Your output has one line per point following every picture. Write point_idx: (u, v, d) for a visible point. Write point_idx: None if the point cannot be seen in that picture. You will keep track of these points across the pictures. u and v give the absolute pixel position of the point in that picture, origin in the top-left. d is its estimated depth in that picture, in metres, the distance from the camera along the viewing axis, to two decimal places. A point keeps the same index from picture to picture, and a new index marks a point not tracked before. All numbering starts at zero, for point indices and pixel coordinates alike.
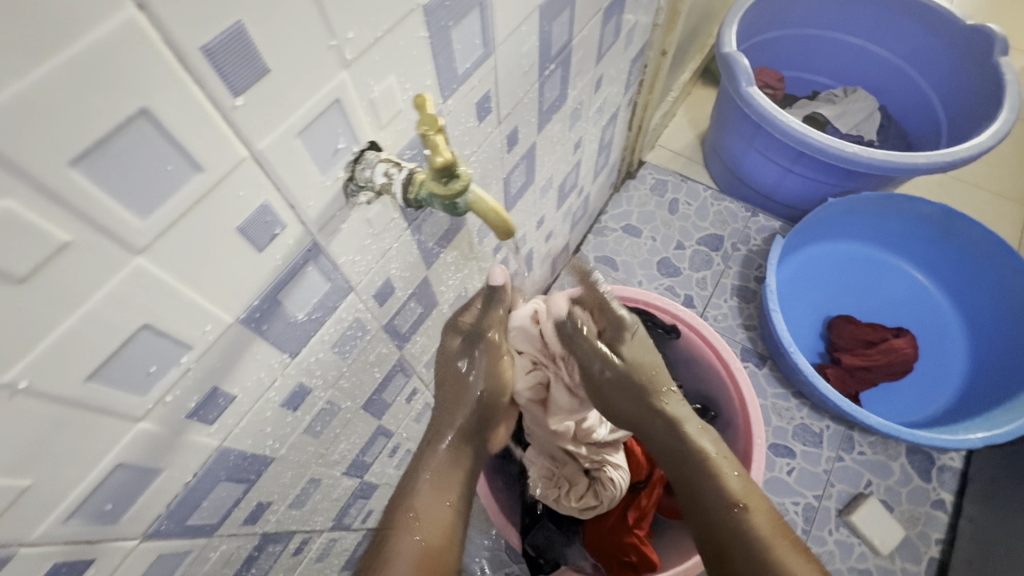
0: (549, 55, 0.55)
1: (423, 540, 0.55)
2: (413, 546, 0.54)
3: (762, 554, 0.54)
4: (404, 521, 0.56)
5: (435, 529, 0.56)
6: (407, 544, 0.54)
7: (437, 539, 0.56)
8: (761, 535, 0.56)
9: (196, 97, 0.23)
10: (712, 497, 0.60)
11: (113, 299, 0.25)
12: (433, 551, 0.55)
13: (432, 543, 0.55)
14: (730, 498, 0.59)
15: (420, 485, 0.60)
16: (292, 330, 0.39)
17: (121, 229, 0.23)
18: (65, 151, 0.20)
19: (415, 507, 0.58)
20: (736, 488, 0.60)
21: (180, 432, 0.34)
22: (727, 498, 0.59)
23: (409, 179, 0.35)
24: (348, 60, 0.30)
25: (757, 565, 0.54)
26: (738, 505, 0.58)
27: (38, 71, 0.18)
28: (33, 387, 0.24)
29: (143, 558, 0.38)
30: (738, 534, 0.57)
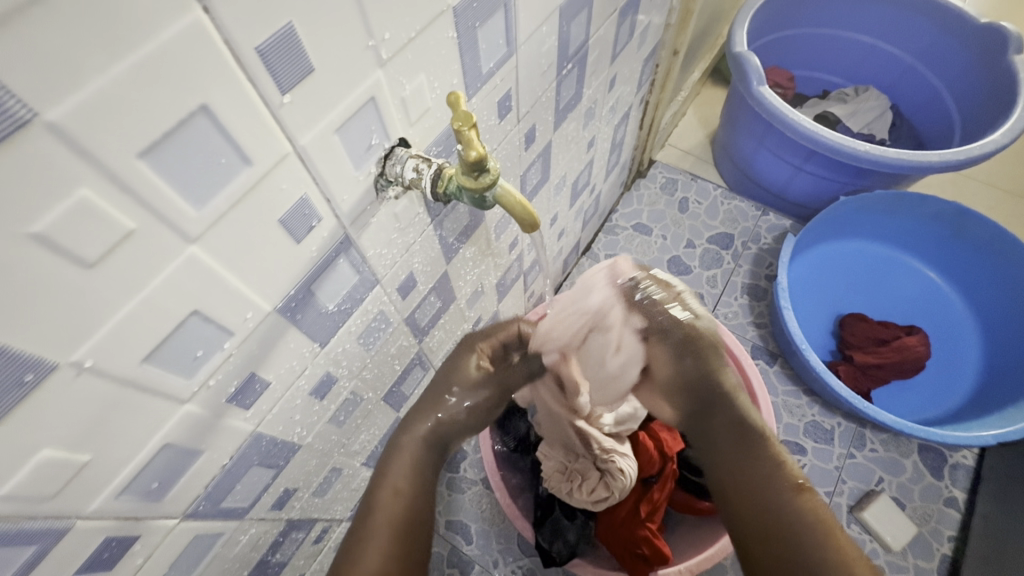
0: (566, 55, 0.56)
1: (402, 511, 0.50)
2: (391, 516, 0.49)
3: (828, 531, 0.50)
4: (380, 493, 0.50)
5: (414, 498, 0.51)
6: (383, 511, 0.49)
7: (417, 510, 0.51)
8: (824, 515, 0.52)
9: (249, 94, 0.25)
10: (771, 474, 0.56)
11: (169, 285, 0.27)
12: (411, 521, 0.49)
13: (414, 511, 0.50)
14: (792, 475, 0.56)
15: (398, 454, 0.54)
16: (323, 320, 0.40)
17: (179, 219, 0.25)
18: (135, 144, 0.22)
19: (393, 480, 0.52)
20: (794, 470, 0.57)
21: (220, 415, 0.35)
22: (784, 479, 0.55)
23: (438, 174, 0.37)
24: (383, 60, 0.32)
25: (823, 541, 0.50)
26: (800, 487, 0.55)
27: (116, 69, 0.20)
28: (97, 366, 0.26)
29: (182, 537, 0.39)
30: (799, 509, 0.53)
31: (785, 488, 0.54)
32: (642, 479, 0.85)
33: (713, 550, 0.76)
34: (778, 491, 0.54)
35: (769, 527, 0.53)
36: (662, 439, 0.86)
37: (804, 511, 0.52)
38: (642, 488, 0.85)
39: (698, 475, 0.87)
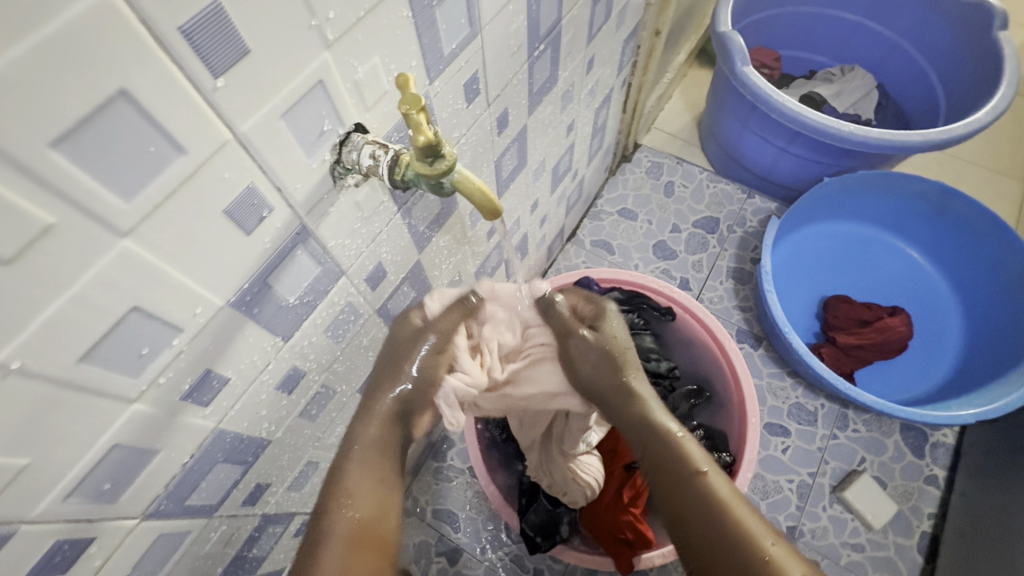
0: (537, 35, 0.55)
1: (360, 518, 0.51)
2: (344, 525, 0.50)
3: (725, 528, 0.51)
4: (331, 500, 0.51)
5: (368, 502, 0.52)
6: (337, 522, 0.50)
7: (370, 515, 0.51)
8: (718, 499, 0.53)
9: (175, 76, 0.24)
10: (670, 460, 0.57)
11: (99, 281, 0.25)
12: (368, 530, 0.51)
13: (365, 517, 0.51)
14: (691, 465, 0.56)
15: (353, 453, 0.54)
16: (284, 314, 0.39)
17: (105, 211, 0.24)
18: (44, 133, 0.20)
19: (349, 487, 0.52)
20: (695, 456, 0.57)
21: (175, 414, 0.35)
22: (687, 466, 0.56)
23: (395, 160, 0.35)
24: (330, 40, 0.30)
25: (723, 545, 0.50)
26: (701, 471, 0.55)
27: (13, 50, 0.18)
28: (25, 368, 0.24)
29: (144, 537, 0.39)
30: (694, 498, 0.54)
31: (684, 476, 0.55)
32: (626, 465, 0.85)
33: None
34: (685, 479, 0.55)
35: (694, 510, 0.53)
36: None
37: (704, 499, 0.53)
38: (625, 473, 0.85)
39: None
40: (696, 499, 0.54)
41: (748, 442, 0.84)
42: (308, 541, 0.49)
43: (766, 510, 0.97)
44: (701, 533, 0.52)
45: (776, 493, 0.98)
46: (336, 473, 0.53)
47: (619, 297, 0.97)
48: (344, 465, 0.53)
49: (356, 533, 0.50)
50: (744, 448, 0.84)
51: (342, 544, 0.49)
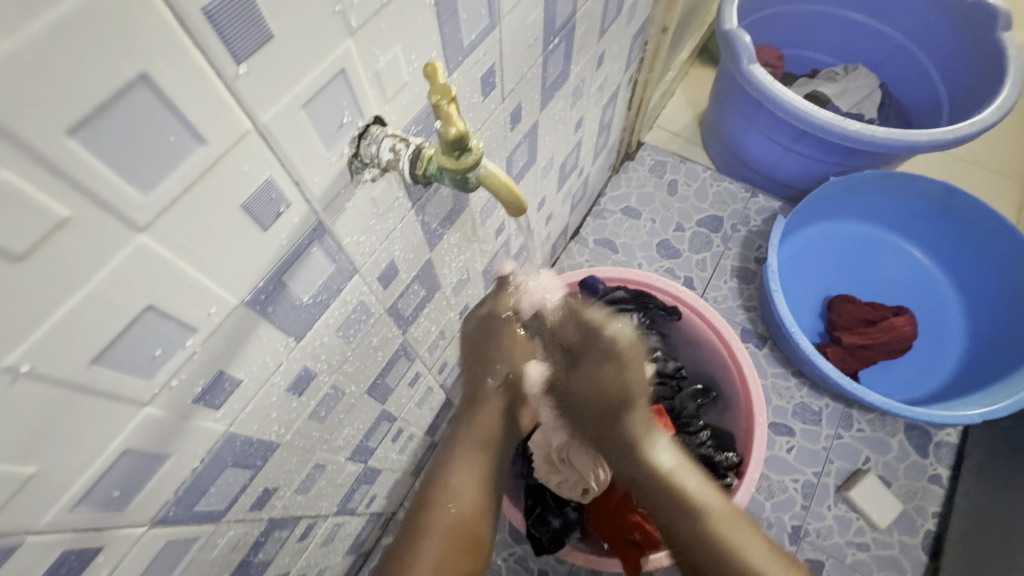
0: (553, 29, 0.54)
1: (461, 514, 0.52)
2: (449, 519, 0.51)
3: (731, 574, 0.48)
4: (435, 496, 0.53)
5: (470, 500, 0.53)
6: (441, 517, 0.51)
7: (472, 512, 0.53)
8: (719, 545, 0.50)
9: (197, 62, 0.22)
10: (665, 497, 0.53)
11: (114, 279, 0.24)
12: (469, 526, 0.52)
13: (468, 514, 0.52)
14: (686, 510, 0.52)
15: (458, 453, 0.57)
16: (297, 313, 0.38)
17: (123, 205, 0.22)
18: (61, 120, 0.19)
19: (455, 484, 0.54)
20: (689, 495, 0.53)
21: (187, 417, 0.33)
22: (681, 514, 0.52)
23: (417, 154, 0.34)
24: (353, 28, 0.29)
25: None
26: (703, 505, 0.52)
27: (31, 28, 0.17)
28: (36, 370, 0.23)
29: (152, 545, 0.37)
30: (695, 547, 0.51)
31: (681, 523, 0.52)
32: None
33: None
34: (685, 517, 0.52)
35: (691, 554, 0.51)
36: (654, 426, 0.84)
37: (704, 545, 0.50)
38: None
39: None
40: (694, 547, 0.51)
41: (755, 442, 0.83)
42: (410, 529, 0.51)
43: (771, 510, 0.97)
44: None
45: (781, 493, 0.98)
46: (441, 470, 0.55)
47: (624, 295, 0.95)
48: (450, 464, 0.56)
49: (456, 531, 0.51)
50: (751, 448, 0.84)
51: (444, 539, 0.50)
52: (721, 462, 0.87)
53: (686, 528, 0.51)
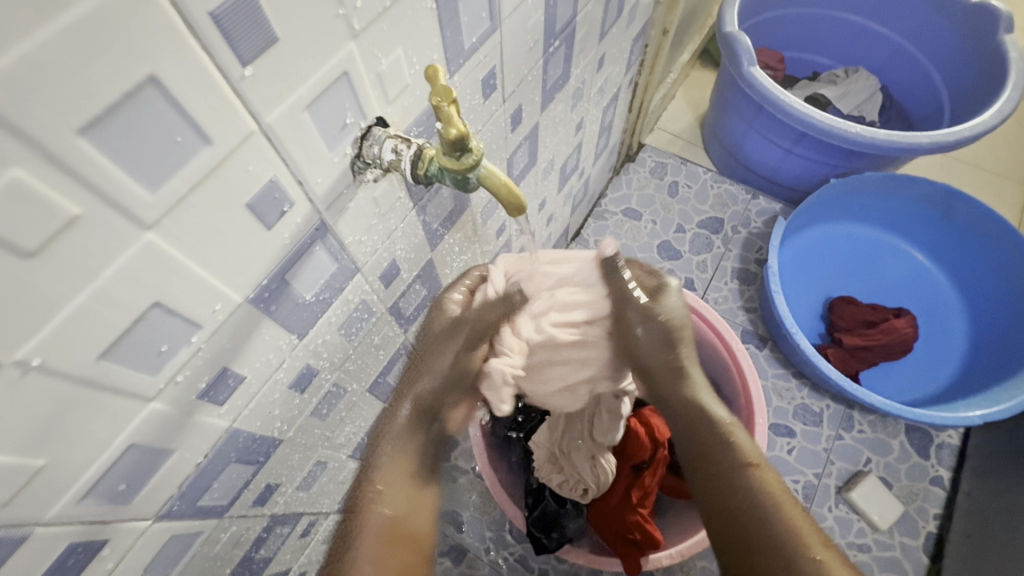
0: (553, 31, 0.54)
1: (391, 513, 0.51)
2: (382, 518, 0.51)
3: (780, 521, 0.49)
4: (364, 498, 0.52)
5: (401, 498, 0.53)
6: (371, 519, 0.50)
7: (402, 510, 0.52)
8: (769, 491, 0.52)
9: (202, 63, 0.23)
10: (721, 451, 0.56)
11: (123, 275, 0.25)
12: (401, 525, 0.51)
13: (399, 513, 0.52)
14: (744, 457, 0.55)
15: (387, 453, 0.55)
16: (300, 311, 0.38)
17: (130, 203, 0.23)
18: (72, 119, 0.20)
19: (382, 484, 0.53)
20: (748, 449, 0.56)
21: (190, 413, 0.34)
22: (738, 458, 0.55)
23: (419, 154, 0.34)
24: (356, 31, 0.30)
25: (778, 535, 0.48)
26: (753, 465, 0.55)
27: (43, 31, 0.17)
28: (46, 364, 0.24)
29: (156, 539, 0.38)
30: (746, 490, 0.52)
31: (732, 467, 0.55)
32: (634, 465, 0.83)
33: (701, 538, 0.76)
34: (735, 472, 0.54)
35: (733, 505, 0.52)
36: (652, 425, 0.84)
37: (755, 490, 0.52)
38: (633, 474, 0.83)
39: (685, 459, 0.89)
40: (745, 489, 0.52)
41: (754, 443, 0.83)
42: (343, 537, 0.50)
43: None
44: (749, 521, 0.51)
45: None
46: (367, 472, 0.54)
47: None
48: (378, 465, 0.55)
49: (391, 529, 0.50)
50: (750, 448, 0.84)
51: (376, 539, 0.49)
52: None
53: (737, 473, 0.54)
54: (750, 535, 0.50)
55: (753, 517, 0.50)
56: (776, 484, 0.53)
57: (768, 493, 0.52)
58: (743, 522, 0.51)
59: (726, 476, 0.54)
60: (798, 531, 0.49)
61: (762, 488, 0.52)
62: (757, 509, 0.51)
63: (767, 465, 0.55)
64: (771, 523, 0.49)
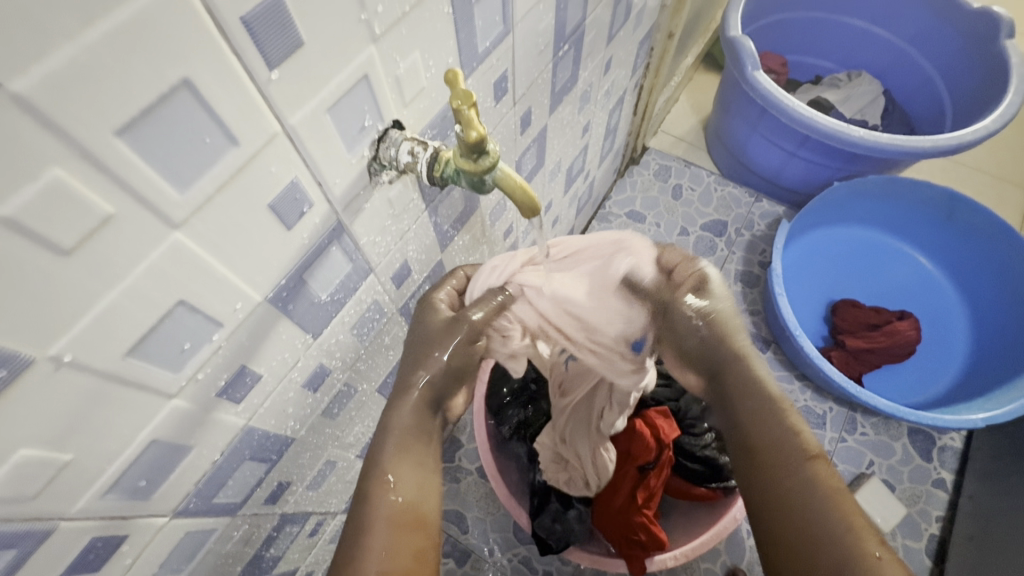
0: (563, 35, 0.55)
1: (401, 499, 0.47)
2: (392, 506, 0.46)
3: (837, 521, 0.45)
4: (375, 483, 0.47)
5: (412, 483, 0.48)
6: (380, 506, 0.46)
7: (414, 496, 0.47)
8: (829, 488, 0.47)
9: (233, 67, 0.23)
10: (777, 437, 0.50)
11: (151, 274, 0.25)
12: (413, 511, 0.47)
13: (410, 499, 0.47)
14: (804, 448, 0.49)
15: (390, 433, 0.50)
16: (315, 310, 0.39)
17: (162, 203, 0.23)
18: (110, 121, 0.20)
19: (386, 468, 0.48)
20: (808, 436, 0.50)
21: (209, 410, 0.34)
22: (797, 447, 0.49)
23: (435, 157, 0.35)
24: (377, 34, 0.30)
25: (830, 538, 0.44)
26: (811, 457, 0.49)
27: (87, 36, 0.18)
28: (77, 360, 0.24)
29: (172, 535, 0.38)
30: (801, 481, 0.47)
31: (790, 458, 0.49)
32: (639, 466, 0.82)
33: (707, 538, 0.78)
34: (787, 462, 0.49)
35: (785, 499, 0.48)
36: (658, 426, 0.83)
37: (813, 483, 0.47)
38: (638, 474, 0.82)
39: (692, 460, 0.87)
40: (799, 480, 0.48)
41: None
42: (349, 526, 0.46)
43: None
44: (798, 518, 0.46)
45: None
46: (370, 459, 0.49)
47: None
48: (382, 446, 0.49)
49: (400, 516, 0.46)
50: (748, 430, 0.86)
51: (387, 528, 0.45)
52: (724, 465, 0.85)
53: (795, 465, 0.48)
54: (803, 533, 0.45)
55: (807, 512, 0.46)
56: (835, 478, 0.47)
57: (828, 490, 0.46)
58: (791, 515, 0.47)
59: (779, 466, 0.49)
60: (859, 528, 0.44)
61: (818, 484, 0.47)
62: (814, 503, 0.46)
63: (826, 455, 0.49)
64: (828, 520, 0.45)
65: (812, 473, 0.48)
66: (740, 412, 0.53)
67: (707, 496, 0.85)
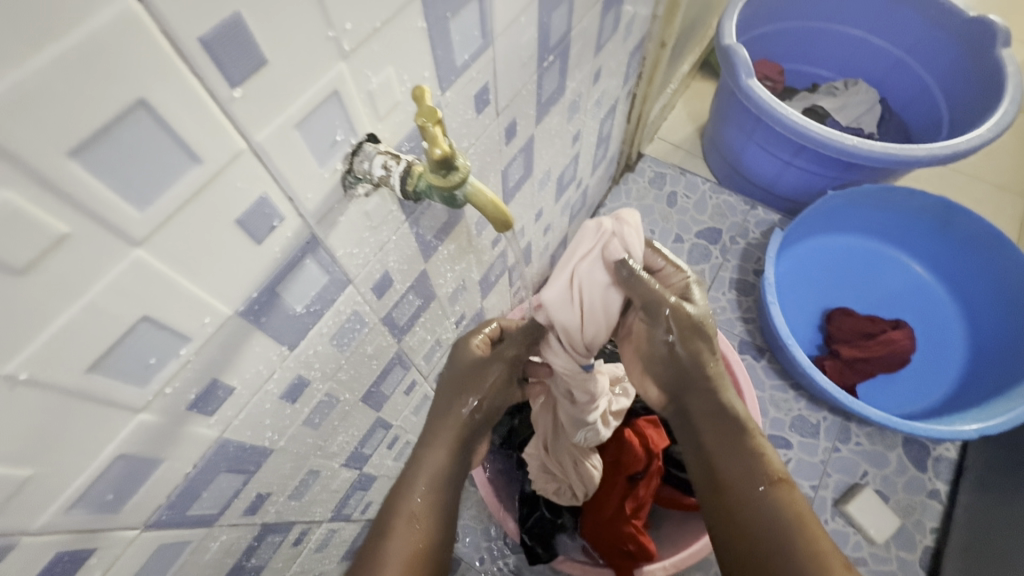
0: (548, 46, 0.55)
1: (419, 543, 0.52)
2: (410, 547, 0.51)
3: (796, 542, 0.50)
4: (401, 520, 0.52)
5: (432, 528, 0.53)
6: (398, 546, 0.51)
7: (431, 543, 0.52)
8: (792, 511, 0.52)
9: (193, 87, 0.23)
10: (743, 464, 0.55)
11: (113, 291, 0.25)
12: (426, 555, 0.52)
13: (427, 544, 0.52)
14: (767, 473, 0.54)
15: (420, 473, 0.55)
16: (291, 323, 0.39)
17: (120, 221, 0.24)
18: (62, 142, 0.20)
19: (413, 509, 0.53)
20: (774, 463, 0.56)
21: (181, 424, 0.34)
22: (762, 472, 0.55)
23: (408, 171, 0.35)
24: (346, 51, 0.30)
25: (790, 556, 0.49)
26: (777, 480, 0.54)
27: (35, 60, 0.18)
28: (35, 377, 0.24)
29: (145, 547, 0.38)
30: (765, 505, 0.53)
31: (755, 483, 0.54)
32: (628, 476, 0.82)
33: (696, 548, 0.78)
34: (754, 488, 0.54)
35: (753, 522, 0.52)
36: (646, 436, 0.83)
37: (776, 507, 0.52)
38: (627, 484, 0.82)
39: (683, 470, 0.86)
40: (763, 504, 0.53)
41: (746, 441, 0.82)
42: (370, 553, 0.51)
43: None
44: (763, 539, 0.51)
45: None
46: (398, 495, 0.54)
47: None
48: (414, 488, 0.54)
49: (412, 558, 0.51)
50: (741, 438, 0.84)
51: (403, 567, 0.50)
52: None
53: (759, 489, 0.54)
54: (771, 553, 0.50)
55: (771, 530, 0.51)
56: (797, 503, 0.53)
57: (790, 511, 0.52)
58: (758, 536, 0.52)
59: (745, 492, 0.54)
60: (819, 549, 0.49)
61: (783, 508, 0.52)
62: (779, 527, 0.51)
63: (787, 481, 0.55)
64: (794, 544, 0.50)
65: (776, 498, 0.53)
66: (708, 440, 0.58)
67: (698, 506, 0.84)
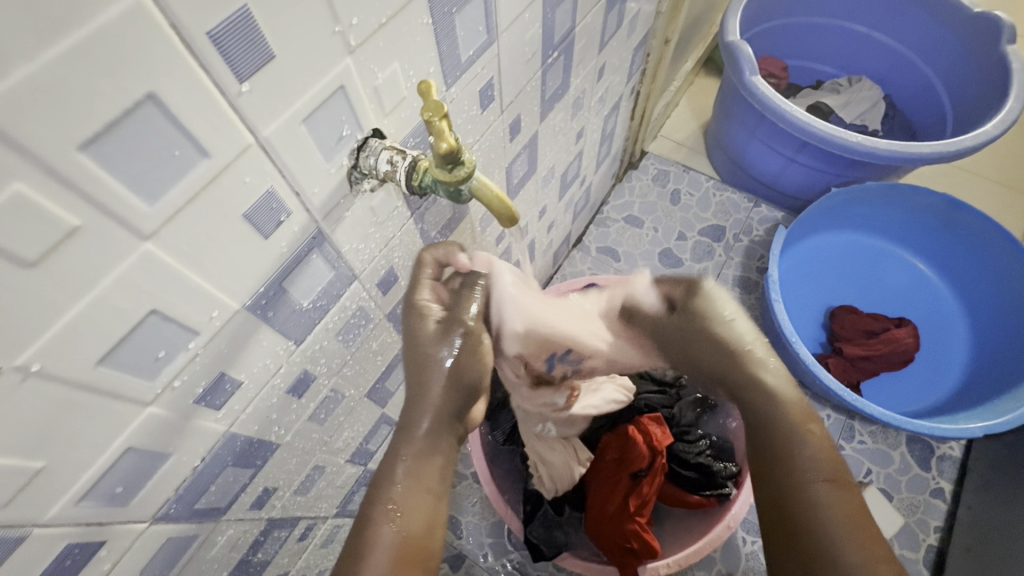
0: (552, 42, 0.55)
1: (403, 532, 0.46)
2: (394, 537, 0.46)
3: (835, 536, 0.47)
4: (379, 510, 0.47)
5: (418, 515, 0.47)
6: (381, 535, 0.46)
7: (421, 532, 0.47)
8: (844, 512, 0.48)
9: (201, 81, 0.24)
10: (800, 459, 0.52)
11: (122, 284, 0.25)
12: (417, 545, 0.46)
13: (413, 531, 0.47)
14: (823, 470, 0.51)
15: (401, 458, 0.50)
16: (297, 318, 0.39)
17: (129, 215, 0.24)
18: (72, 136, 0.20)
19: (394, 498, 0.48)
20: (833, 462, 0.52)
21: (189, 417, 0.34)
22: (818, 470, 0.51)
23: (413, 166, 0.35)
24: (352, 47, 0.30)
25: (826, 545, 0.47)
26: (829, 479, 0.50)
27: (46, 54, 0.18)
28: (45, 370, 0.24)
29: (153, 540, 0.38)
30: (811, 500, 0.50)
31: (809, 478, 0.51)
32: (632, 473, 0.82)
33: (699, 546, 0.79)
34: (808, 484, 0.51)
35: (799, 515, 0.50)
36: (651, 433, 0.83)
37: (825, 506, 0.49)
38: (631, 481, 0.82)
39: (686, 467, 0.86)
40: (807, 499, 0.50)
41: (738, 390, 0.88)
42: (351, 550, 0.45)
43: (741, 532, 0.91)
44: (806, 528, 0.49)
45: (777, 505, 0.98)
46: (378, 483, 0.49)
47: None
48: (391, 475, 0.49)
49: (402, 550, 0.45)
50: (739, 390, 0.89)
51: (389, 558, 0.45)
52: (719, 472, 0.84)
53: (813, 485, 0.50)
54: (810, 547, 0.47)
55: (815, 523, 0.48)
56: (853, 503, 0.49)
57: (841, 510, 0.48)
58: (804, 528, 0.49)
59: (795, 483, 0.51)
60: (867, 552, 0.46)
61: (836, 509, 0.48)
62: (829, 524, 0.48)
63: (845, 481, 0.51)
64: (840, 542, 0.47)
65: (827, 494, 0.50)
66: (764, 431, 0.56)
67: (701, 504, 0.83)
